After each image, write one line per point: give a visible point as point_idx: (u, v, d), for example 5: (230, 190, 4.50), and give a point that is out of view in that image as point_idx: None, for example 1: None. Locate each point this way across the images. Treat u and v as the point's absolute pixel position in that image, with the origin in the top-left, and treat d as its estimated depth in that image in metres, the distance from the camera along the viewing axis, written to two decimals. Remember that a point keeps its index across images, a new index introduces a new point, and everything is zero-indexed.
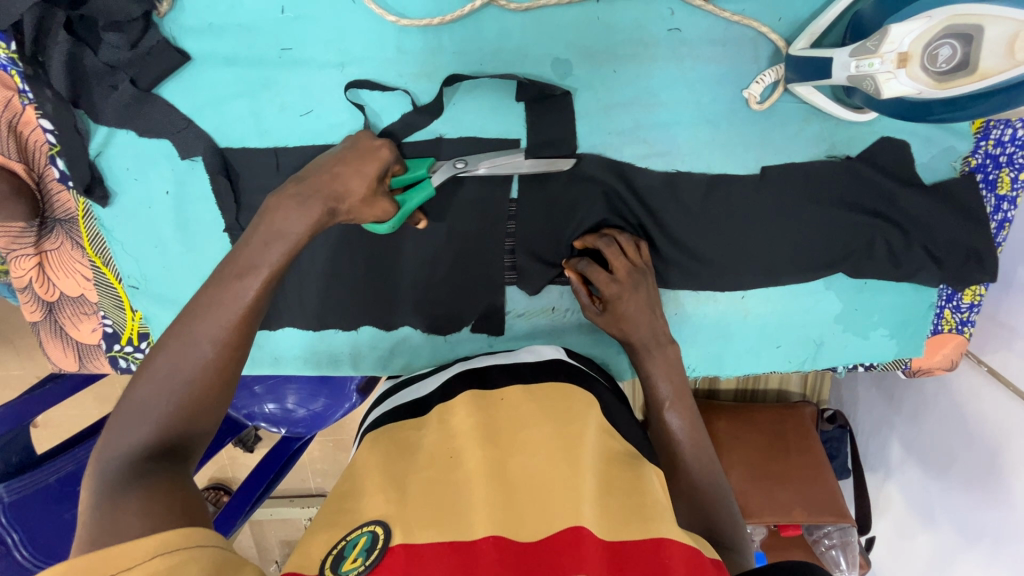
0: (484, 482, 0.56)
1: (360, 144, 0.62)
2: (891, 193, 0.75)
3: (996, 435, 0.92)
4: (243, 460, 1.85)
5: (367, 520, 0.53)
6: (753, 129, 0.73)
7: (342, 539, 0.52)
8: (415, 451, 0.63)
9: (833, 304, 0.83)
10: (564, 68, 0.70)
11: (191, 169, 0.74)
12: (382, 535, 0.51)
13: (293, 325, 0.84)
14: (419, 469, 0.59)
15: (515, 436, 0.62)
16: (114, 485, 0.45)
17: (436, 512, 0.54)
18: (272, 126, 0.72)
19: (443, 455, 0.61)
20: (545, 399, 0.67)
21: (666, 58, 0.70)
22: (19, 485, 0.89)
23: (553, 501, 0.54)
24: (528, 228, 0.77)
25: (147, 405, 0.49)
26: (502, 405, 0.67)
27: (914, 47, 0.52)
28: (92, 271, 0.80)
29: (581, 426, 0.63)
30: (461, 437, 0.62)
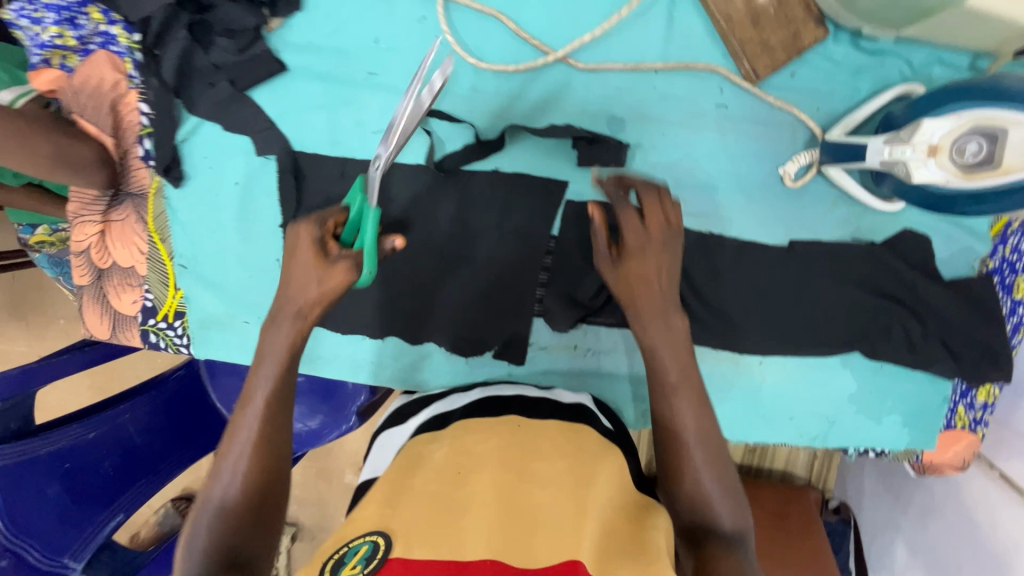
0: (494, 504, 0.56)
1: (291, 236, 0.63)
2: (912, 283, 0.79)
3: (1008, 548, 0.88)
4: None
5: (370, 529, 0.53)
6: (785, 203, 0.78)
7: (343, 545, 0.52)
8: (429, 464, 0.64)
9: (848, 383, 0.85)
10: (617, 126, 0.77)
11: (264, 166, 0.80)
12: (382, 544, 0.51)
13: (324, 326, 0.86)
14: (431, 483, 0.60)
15: (530, 463, 0.62)
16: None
17: (439, 524, 0.53)
18: (346, 138, 0.79)
19: (455, 470, 0.62)
20: (562, 436, 0.68)
21: (712, 128, 0.76)
22: (7, 451, 0.83)
23: (556, 535, 0.54)
24: (563, 265, 0.81)
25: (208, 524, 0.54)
26: (519, 432, 0.68)
27: (946, 141, 0.57)
28: (147, 247, 0.85)
29: (594, 466, 0.63)
30: (477, 455, 0.63)
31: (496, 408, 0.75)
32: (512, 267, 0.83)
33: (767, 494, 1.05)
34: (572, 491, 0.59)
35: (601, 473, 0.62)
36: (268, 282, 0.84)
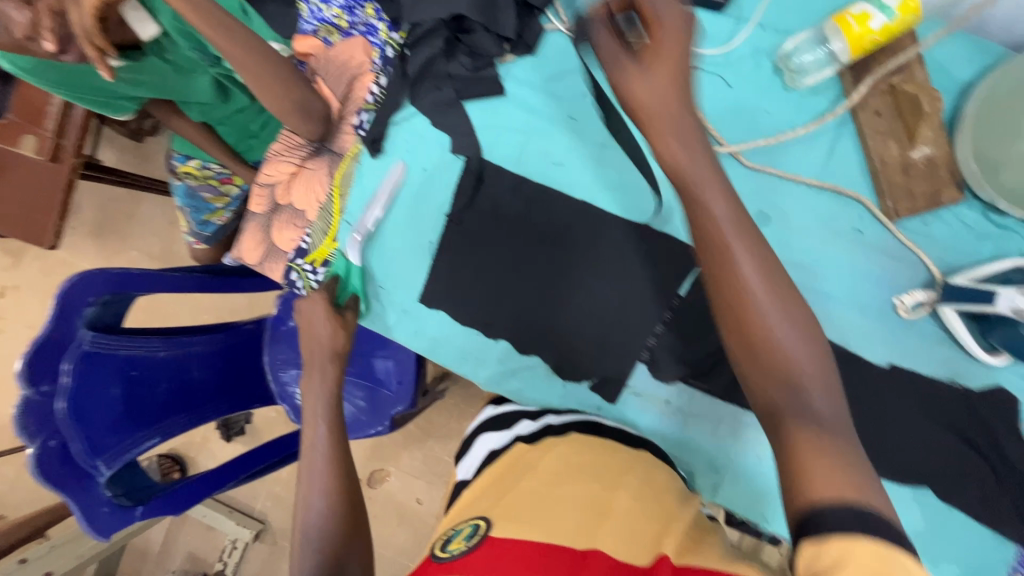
0: (585, 506, 0.64)
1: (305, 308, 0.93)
2: (996, 437, 0.84)
3: None
4: (216, 445, 1.76)
5: (474, 517, 0.66)
6: (894, 331, 0.86)
7: (451, 530, 0.65)
8: (529, 466, 0.72)
9: (916, 519, 0.86)
10: (763, 220, 0.88)
11: (453, 162, 0.93)
12: (482, 528, 0.62)
13: (446, 311, 0.94)
14: (528, 479, 0.69)
15: (614, 477, 0.70)
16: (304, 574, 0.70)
17: (534, 513, 0.62)
18: (529, 161, 0.92)
19: (550, 472, 0.70)
20: (643, 467, 0.74)
21: (844, 246, 0.87)
22: (103, 343, 0.95)
23: (636, 538, 0.60)
24: (682, 323, 0.88)
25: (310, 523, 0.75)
26: (605, 453, 0.76)
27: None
28: (324, 197, 0.96)
29: (674, 497, 0.69)
30: (567, 465, 0.72)
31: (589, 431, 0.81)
32: (634, 311, 0.90)
33: None
34: (654, 509, 0.65)
35: (680, 504, 0.68)
36: (416, 259, 0.94)
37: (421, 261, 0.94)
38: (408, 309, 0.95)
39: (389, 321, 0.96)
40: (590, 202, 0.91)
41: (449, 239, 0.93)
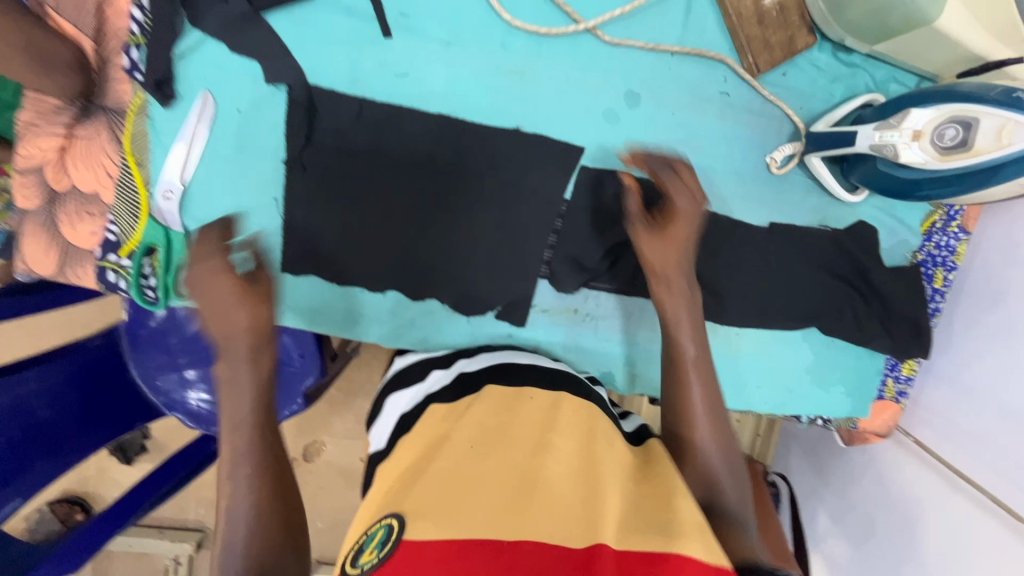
0: (506, 482, 0.53)
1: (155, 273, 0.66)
2: (864, 266, 0.91)
3: (915, 502, 1.04)
4: (115, 476, 1.54)
5: (387, 512, 0.51)
6: (770, 189, 0.87)
7: (362, 532, 0.51)
8: (440, 436, 0.61)
9: (806, 356, 0.96)
10: (633, 100, 0.82)
11: (272, 95, 0.76)
12: (395, 526, 0.48)
13: (316, 274, 0.81)
14: (441, 458, 0.57)
15: (539, 438, 0.60)
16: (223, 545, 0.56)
17: (452, 501, 0.51)
18: (366, 78, 0.77)
19: (464, 446, 0.59)
20: (569, 414, 0.64)
21: (714, 113, 0.84)
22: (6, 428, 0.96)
23: (570, 517, 0.50)
24: (573, 227, 0.84)
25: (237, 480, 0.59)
26: (524, 405, 0.66)
27: (927, 127, 0.64)
28: (118, 170, 0.75)
29: (607, 447, 0.60)
30: (484, 433, 0.60)
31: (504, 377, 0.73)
32: (522, 227, 0.83)
33: None
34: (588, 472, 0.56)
35: (612, 454, 0.60)
36: (262, 224, 0.79)
37: (270, 224, 0.79)
38: None
39: None
40: (449, 114, 0.79)
41: (295, 190, 0.78)
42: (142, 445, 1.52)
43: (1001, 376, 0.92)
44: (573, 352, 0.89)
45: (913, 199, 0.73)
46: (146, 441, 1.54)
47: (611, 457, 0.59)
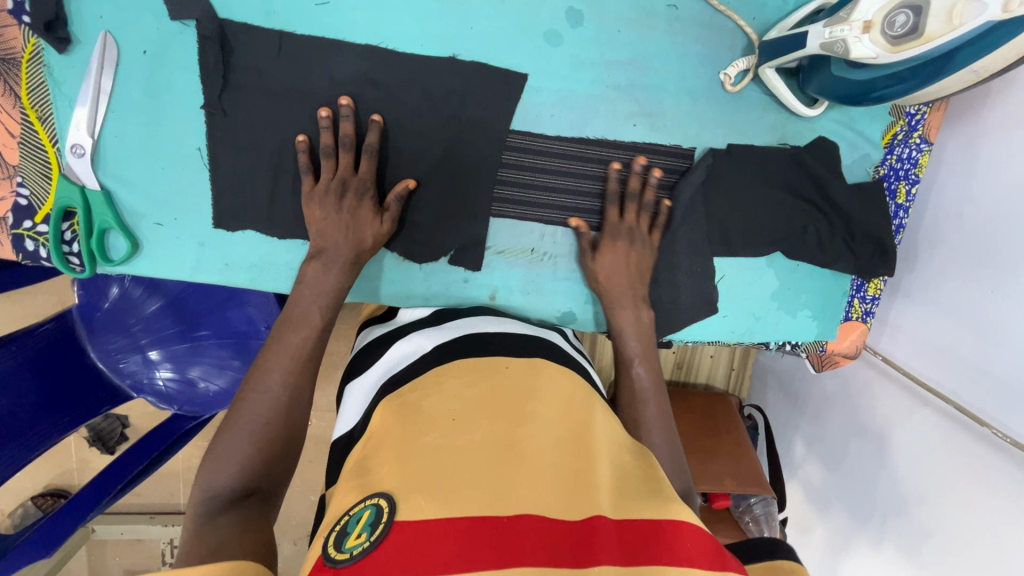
0: (493, 454, 0.52)
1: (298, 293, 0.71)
2: (825, 182, 0.88)
3: (884, 418, 1.06)
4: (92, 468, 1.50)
5: (373, 492, 0.49)
6: (726, 108, 0.84)
7: (346, 512, 0.48)
8: (415, 411, 0.59)
9: (772, 281, 0.94)
10: (576, 18, 0.77)
11: (181, 33, 0.69)
12: (387, 508, 0.47)
13: (254, 228, 0.77)
14: (425, 436, 0.54)
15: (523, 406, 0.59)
16: (207, 513, 0.55)
17: (442, 480, 0.49)
18: (282, 9, 0.71)
19: (444, 420, 0.57)
20: (545, 381, 0.64)
21: (662, 28, 0.79)
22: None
23: (565, 480, 0.51)
24: (522, 160, 0.80)
25: (230, 450, 0.60)
26: (502, 376, 0.64)
27: (878, 16, 0.60)
28: (21, 127, 0.69)
29: (589, 415, 0.61)
30: (465, 405, 0.59)
31: (473, 351, 0.69)
32: (468, 165, 0.79)
33: (697, 401, 1.16)
34: (566, 436, 0.57)
35: (592, 420, 0.60)
36: (189, 178, 0.74)
37: (198, 177, 0.74)
38: (206, 242, 0.76)
39: (190, 261, 0.76)
40: (378, 45, 0.73)
41: (220, 138, 0.73)
42: (121, 432, 1.43)
43: (969, 285, 0.91)
44: (532, 293, 0.87)
45: (870, 101, 0.71)
46: (126, 429, 1.46)
47: (593, 425, 0.60)
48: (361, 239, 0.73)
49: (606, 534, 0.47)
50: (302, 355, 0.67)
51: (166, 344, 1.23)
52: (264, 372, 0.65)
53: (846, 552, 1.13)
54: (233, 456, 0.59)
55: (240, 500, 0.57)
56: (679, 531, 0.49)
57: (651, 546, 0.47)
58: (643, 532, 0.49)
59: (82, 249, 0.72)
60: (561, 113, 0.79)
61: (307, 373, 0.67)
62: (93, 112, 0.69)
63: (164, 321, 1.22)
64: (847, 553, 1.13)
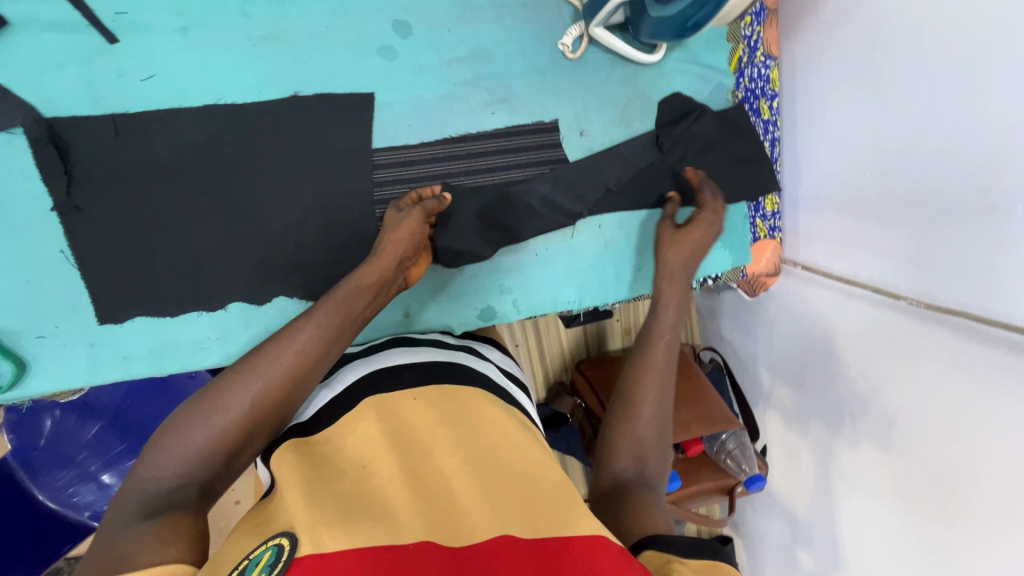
0: (403, 487, 0.49)
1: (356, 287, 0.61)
2: (675, 119, 0.91)
3: (826, 322, 1.06)
4: None
5: (276, 532, 0.45)
6: (574, 75, 0.87)
7: (244, 559, 0.43)
8: (322, 462, 0.54)
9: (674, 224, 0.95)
10: (404, 29, 0.79)
11: (9, 143, 0.68)
12: (289, 546, 0.42)
13: (142, 313, 0.75)
14: (332, 484, 0.50)
15: (437, 438, 0.57)
16: (133, 510, 0.46)
17: (348, 515, 0.45)
18: (108, 93, 0.71)
19: (355, 467, 0.53)
20: (459, 409, 0.61)
21: (490, 17, 0.83)
22: None
23: (468, 510, 0.49)
24: (393, 174, 0.80)
25: (190, 428, 0.49)
26: (406, 411, 0.60)
27: None
28: None
29: (501, 437, 0.58)
30: (370, 448, 0.55)
31: (376, 385, 0.64)
32: (342, 193, 0.78)
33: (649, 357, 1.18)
34: (480, 460, 0.55)
35: (503, 443, 0.57)
36: (60, 283, 0.72)
37: (69, 278, 0.72)
38: (97, 340, 0.74)
39: (85, 367, 0.74)
40: (216, 102, 0.74)
41: (82, 234, 0.71)
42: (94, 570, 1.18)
43: (853, 174, 0.93)
44: (446, 298, 0.86)
45: (690, 30, 0.76)
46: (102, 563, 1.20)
47: (504, 448, 0.57)
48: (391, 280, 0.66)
49: (508, 556, 0.44)
50: (297, 373, 0.54)
51: (118, 464, 1.14)
52: (273, 350, 0.54)
53: (833, 463, 1.09)
54: (176, 454, 0.48)
55: (180, 497, 0.47)
56: (590, 546, 0.45)
57: (557, 558, 0.44)
58: (550, 547, 0.45)
59: None
60: (418, 120, 0.81)
61: (298, 392, 0.55)
62: None
63: (110, 440, 1.13)
64: (833, 464, 1.09)
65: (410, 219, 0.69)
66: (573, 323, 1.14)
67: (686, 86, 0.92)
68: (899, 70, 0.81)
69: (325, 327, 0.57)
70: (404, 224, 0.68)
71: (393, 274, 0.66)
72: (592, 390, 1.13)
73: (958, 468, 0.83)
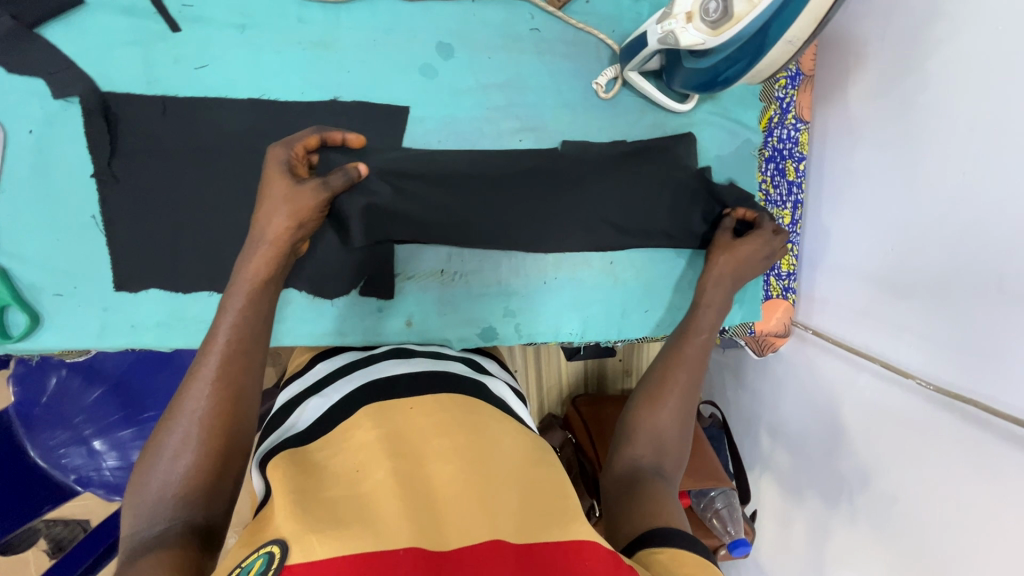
0: (395, 490, 0.48)
1: (260, 233, 0.62)
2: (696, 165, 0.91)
3: (831, 391, 1.03)
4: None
5: (268, 539, 0.45)
6: (604, 114, 0.89)
7: (237, 565, 0.43)
8: (313, 471, 0.54)
9: (687, 271, 0.94)
10: (446, 51, 0.83)
11: (65, 110, 0.73)
12: (280, 555, 0.42)
13: (155, 286, 0.77)
14: (324, 490, 0.50)
15: (430, 446, 0.55)
16: (133, 553, 0.45)
17: (339, 521, 0.45)
18: (162, 76, 0.75)
19: (349, 471, 0.53)
20: (449, 416, 0.60)
21: (531, 50, 0.86)
22: None
23: (461, 514, 0.48)
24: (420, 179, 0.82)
25: (165, 465, 0.50)
26: (403, 420, 0.59)
27: (695, 7, 0.68)
28: None
29: (492, 442, 0.57)
30: (363, 454, 0.54)
31: (378, 395, 0.64)
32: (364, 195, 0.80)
33: None
34: (474, 461, 0.53)
35: (495, 445, 0.57)
36: (87, 245, 0.75)
37: (95, 243, 0.75)
38: (111, 306, 0.77)
39: (95, 329, 0.76)
40: (260, 97, 0.78)
41: (114, 203, 0.75)
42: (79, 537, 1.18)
43: (874, 244, 0.92)
44: (449, 312, 0.87)
45: (721, 85, 0.77)
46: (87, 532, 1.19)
47: (495, 448, 0.56)
48: (299, 207, 0.63)
49: (502, 561, 0.44)
50: (229, 394, 0.54)
51: (111, 433, 1.15)
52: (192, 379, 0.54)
53: (826, 542, 1.04)
54: (150, 500, 0.48)
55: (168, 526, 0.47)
56: (580, 550, 0.46)
57: (552, 566, 0.44)
58: (540, 551, 0.46)
59: None
60: (448, 137, 0.83)
61: (245, 402, 0.55)
62: None
63: (106, 408, 1.15)
64: (826, 543, 1.04)
65: (309, 198, 0.63)
66: (574, 359, 1.13)
67: (714, 138, 0.94)
68: (930, 149, 0.81)
69: (230, 338, 0.56)
70: (301, 206, 0.63)
71: (284, 258, 0.63)
72: (586, 428, 1.12)
73: (955, 561, 0.79)
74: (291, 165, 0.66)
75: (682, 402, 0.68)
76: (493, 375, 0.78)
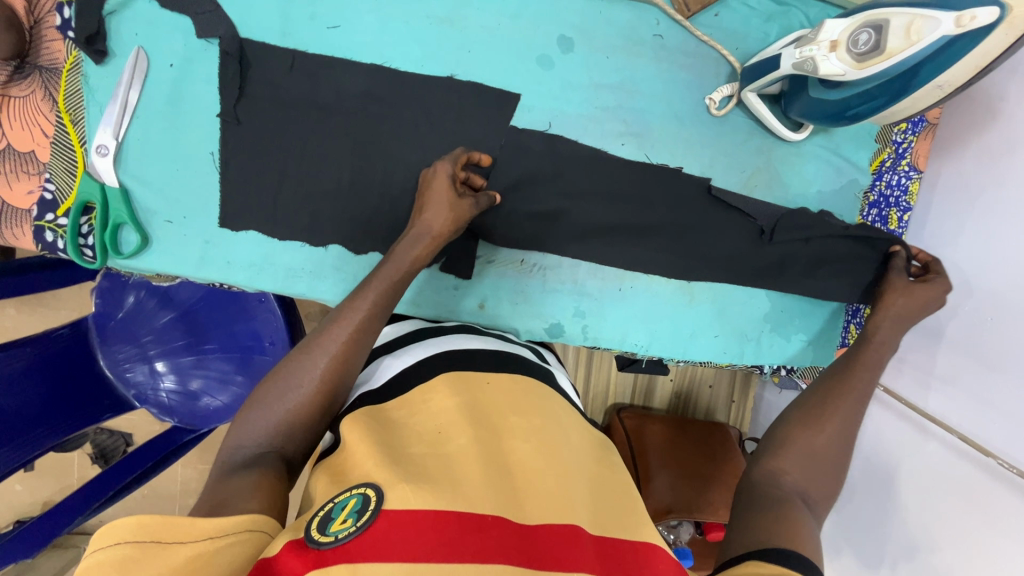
0: (479, 460, 0.50)
1: (421, 228, 0.67)
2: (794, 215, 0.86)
3: (890, 456, 0.96)
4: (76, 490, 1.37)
5: (357, 482, 0.46)
6: (712, 131, 0.87)
7: (329, 499, 0.45)
8: (392, 428, 0.55)
9: (764, 303, 0.92)
10: (567, 45, 0.83)
11: (205, 49, 0.77)
12: (375, 498, 0.44)
13: (253, 228, 0.81)
14: (407, 446, 0.52)
15: (508, 423, 0.56)
16: (230, 470, 0.51)
17: (428, 477, 0.46)
18: (297, 31, 0.78)
19: (430, 431, 0.54)
20: (523, 399, 0.60)
21: (650, 55, 0.85)
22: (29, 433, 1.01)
23: (541, 493, 0.49)
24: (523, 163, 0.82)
25: (275, 397, 0.56)
26: (480, 394, 0.60)
27: (842, 36, 0.66)
28: (54, 127, 0.76)
29: (565, 433, 0.58)
30: (443, 418, 0.55)
31: (452, 365, 0.65)
32: None
33: (695, 429, 1.14)
34: (551, 447, 0.54)
35: (568, 437, 0.57)
36: (201, 179, 0.79)
37: (210, 177, 0.79)
38: (212, 240, 0.81)
39: (195, 258, 0.80)
40: (382, 64, 0.80)
41: (232, 143, 0.79)
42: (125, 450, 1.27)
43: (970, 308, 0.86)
44: (521, 302, 0.87)
45: (847, 120, 0.74)
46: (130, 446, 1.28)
47: (568, 440, 0.57)
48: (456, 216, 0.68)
49: (583, 546, 0.45)
50: (351, 346, 0.59)
51: (174, 357, 1.21)
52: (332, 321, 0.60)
53: None
54: (257, 425, 0.54)
55: (263, 456, 0.53)
56: (653, 553, 0.48)
57: (628, 561, 0.46)
58: (617, 546, 0.47)
59: (98, 240, 0.77)
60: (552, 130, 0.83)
61: (359, 353, 0.60)
62: (110, 115, 0.75)
63: (174, 332, 1.21)
64: None
65: (464, 211, 0.69)
66: (626, 370, 1.13)
67: (819, 173, 0.91)
68: None
69: (378, 299, 0.63)
70: (460, 214, 0.69)
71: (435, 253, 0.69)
72: (628, 442, 1.10)
73: None
74: (454, 180, 0.69)
75: (843, 427, 0.66)
76: (555, 366, 0.79)
